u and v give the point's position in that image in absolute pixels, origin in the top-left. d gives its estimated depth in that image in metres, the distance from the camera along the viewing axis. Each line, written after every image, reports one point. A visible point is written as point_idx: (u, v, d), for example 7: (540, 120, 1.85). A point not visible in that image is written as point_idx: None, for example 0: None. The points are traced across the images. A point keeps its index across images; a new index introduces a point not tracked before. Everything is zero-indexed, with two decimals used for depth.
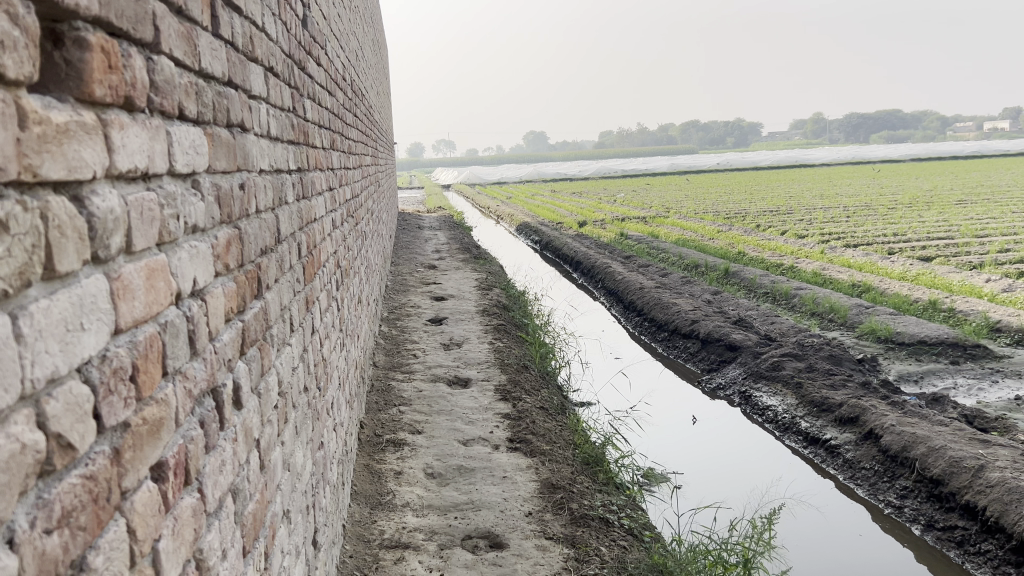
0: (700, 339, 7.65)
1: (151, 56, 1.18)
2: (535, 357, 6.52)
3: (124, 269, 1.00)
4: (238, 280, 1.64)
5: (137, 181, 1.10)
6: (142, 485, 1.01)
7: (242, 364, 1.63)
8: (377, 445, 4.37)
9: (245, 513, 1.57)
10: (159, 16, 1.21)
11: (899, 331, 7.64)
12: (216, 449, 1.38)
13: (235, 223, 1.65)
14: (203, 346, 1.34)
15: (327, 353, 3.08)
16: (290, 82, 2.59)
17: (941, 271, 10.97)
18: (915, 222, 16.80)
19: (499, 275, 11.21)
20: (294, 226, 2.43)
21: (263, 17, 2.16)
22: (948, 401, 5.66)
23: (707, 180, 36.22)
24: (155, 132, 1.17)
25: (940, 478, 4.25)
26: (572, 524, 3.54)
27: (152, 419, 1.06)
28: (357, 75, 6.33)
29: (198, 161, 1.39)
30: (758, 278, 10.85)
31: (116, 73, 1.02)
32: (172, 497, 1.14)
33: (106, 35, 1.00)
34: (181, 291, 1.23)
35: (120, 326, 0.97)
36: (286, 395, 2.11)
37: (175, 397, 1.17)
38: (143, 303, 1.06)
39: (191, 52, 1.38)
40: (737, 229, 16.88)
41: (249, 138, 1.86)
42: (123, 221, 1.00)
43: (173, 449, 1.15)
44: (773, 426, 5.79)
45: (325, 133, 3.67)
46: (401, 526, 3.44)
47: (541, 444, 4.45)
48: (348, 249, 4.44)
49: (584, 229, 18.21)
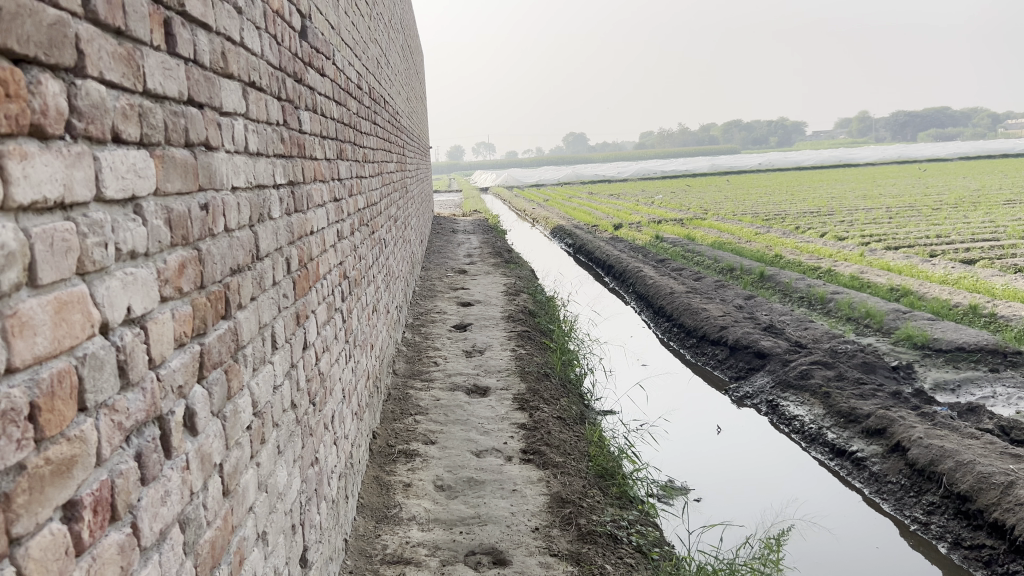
0: (728, 346, 7.51)
1: (74, 80, 1.15)
2: (557, 365, 6.43)
3: (24, 303, 0.97)
4: (197, 303, 1.60)
5: (50, 211, 1.07)
6: (41, 529, 0.98)
7: (199, 390, 1.59)
8: (388, 456, 4.34)
9: (199, 543, 1.53)
10: (85, 39, 1.18)
11: (937, 337, 7.39)
12: (158, 480, 1.35)
13: (193, 245, 1.62)
14: (141, 375, 1.31)
15: (325, 367, 3.05)
16: (280, 96, 2.56)
17: (983, 275, 10.65)
18: (960, 223, 16.36)
19: (528, 279, 11.14)
20: (280, 242, 2.41)
21: (243, 32, 2.13)
22: (983, 412, 5.45)
23: (749, 180, 35.78)
24: (75, 159, 1.14)
25: (968, 494, 4.10)
26: (579, 540, 3.46)
27: (59, 459, 1.03)
28: (377, 81, 6.32)
29: (140, 185, 1.36)
30: (794, 282, 10.64)
31: (16, 101, 0.98)
32: (90, 537, 1.10)
33: (5, 62, 0.97)
34: (108, 321, 1.20)
35: (13, 364, 0.94)
36: (262, 415, 2.07)
37: (96, 432, 1.13)
38: (49, 338, 1.02)
39: (132, 74, 1.35)
40: (775, 232, 16.58)
41: (217, 155, 1.83)
42: (19, 256, 0.97)
43: (91, 486, 1.11)
44: (799, 436, 5.64)
45: (330, 144, 3.64)
46: (404, 542, 3.40)
47: (555, 455, 4.38)
48: (360, 260, 4.42)
49: (619, 232, 18.01)
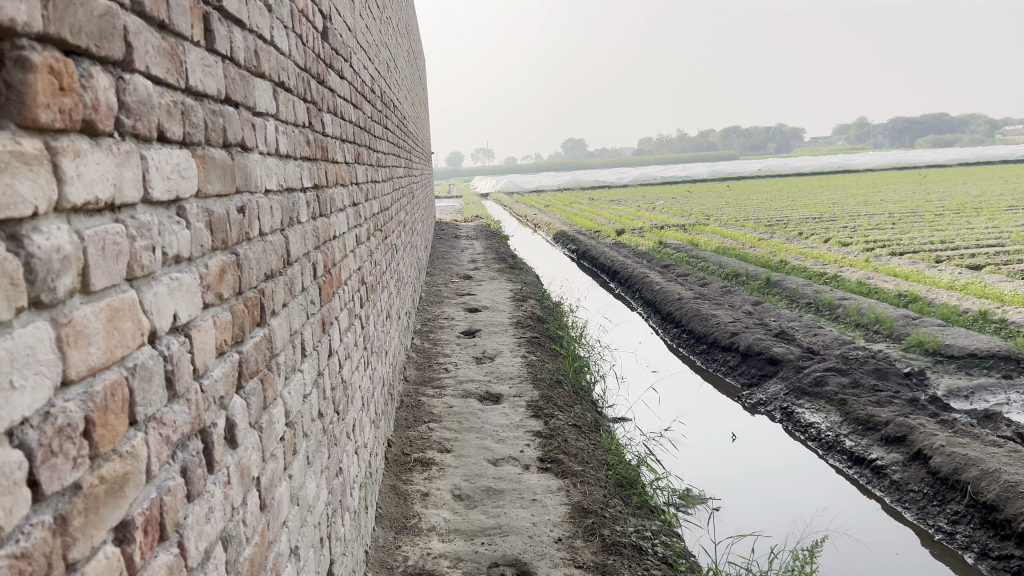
0: (739, 352, 7.45)
1: (122, 74, 1.08)
2: (569, 372, 6.36)
3: (78, 310, 0.91)
4: (235, 309, 1.54)
5: (101, 213, 1.01)
6: (96, 552, 0.91)
7: (238, 401, 1.53)
8: (405, 464, 4.27)
9: (239, 560, 1.47)
10: (132, 31, 1.11)
11: (948, 343, 7.33)
12: (202, 496, 1.28)
13: (232, 249, 1.55)
14: (186, 386, 1.24)
15: (348, 374, 2.99)
16: (305, 96, 2.50)
17: (990, 280, 10.61)
18: (964, 228, 16.36)
19: (534, 284, 11.10)
20: (308, 245, 2.35)
21: (273, 30, 2.06)
22: (1001, 419, 5.38)
23: (749, 185, 35.74)
24: (125, 159, 1.07)
25: (995, 504, 4.01)
26: (603, 552, 3.40)
27: (112, 478, 0.96)
28: (388, 85, 6.29)
29: (183, 186, 1.30)
30: (801, 287, 10.59)
31: (69, 95, 0.92)
32: (141, 559, 1.04)
33: (59, 53, 0.91)
34: (156, 329, 1.13)
35: (69, 377, 0.87)
36: (294, 425, 2.01)
37: (146, 447, 1.07)
38: (102, 348, 0.95)
39: (176, 70, 1.29)
40: (779, 237, 16.54)
41: (252, 157, 1.77)
42: (74, 259, 0.91)
43: (142, 504, 1.05)
44: (816, 444, 5.58)
45: (348, 147, 3.57)
46: (426, 553, 3.33)
47: (573, 464, 4.31)
48: (376, 265, 4.36)
49: (621, 237, 17.99)
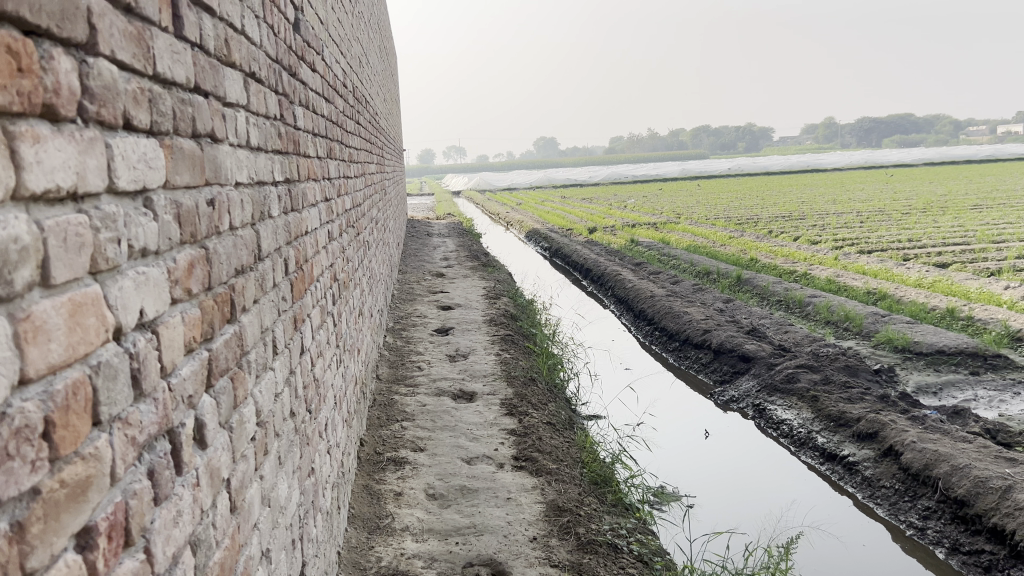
0: (712, 350, 7.46)
1: (85, 57, 1.03)
2: (542, 370, 6.33)
3: (37, 305, 0.86)
4: (204, 305, 1.49)
5: (62, 202, 0.96)
6: (57, 560, 0.86)
7: (207, 400, 1.47)
8: (377, 464, 4.21)
9: (208, 564, 1.42)
10: (97, 13, 1.06)
11: (917, 340, 7.40)
12: (170, 499, 1.23)
13: (201, 243, 1.50)
14: (152, 385, 1.19)
15: (319, 373, 2.92)
16: (277, 88, 2.45)
17: (956, 278, 10.71)
18: (930, 227, 16.55)
19: (507, 283, 11.05)
20: (279, 240, 2.29)
21: (243, 19, 2.01)
22: (969, 415, 5.43)
23: (720, 184, 35.92)
24: (88, 145, 1.02)
25: (965, 499, 4.07)
26: (579, 550, 3.38)
27: (74, 481, 0.91)
28: (360, 82, 6.20)
29: (150, 177, 1.25)
30: (771, 285, 10.63)
31: (28, 77, 0.87)
32: (105, 565, 0.99)
33: (16, 32, 0.85)
34: (121, 325, 1.08)
35: (27, 375, 0.83)
36: (265, 424, 1.95)
37: (110, 449, 1.02)
38: (63, 345, 0.91)
39: (142, 54, 1.23)
40: (749, 236, 16.60)
41: (222, 148, 1.71)
42: (33, 250, 0.86)
43: (106, 509, 1.00)
44: (788, 440, 5.61)
45: (320, 141, 3.49)
46: (399, 553, 3.28)
47: (548, 462, 4.29)
48: (347, 261, 4.28)
49: (593, 236, 17.96)
